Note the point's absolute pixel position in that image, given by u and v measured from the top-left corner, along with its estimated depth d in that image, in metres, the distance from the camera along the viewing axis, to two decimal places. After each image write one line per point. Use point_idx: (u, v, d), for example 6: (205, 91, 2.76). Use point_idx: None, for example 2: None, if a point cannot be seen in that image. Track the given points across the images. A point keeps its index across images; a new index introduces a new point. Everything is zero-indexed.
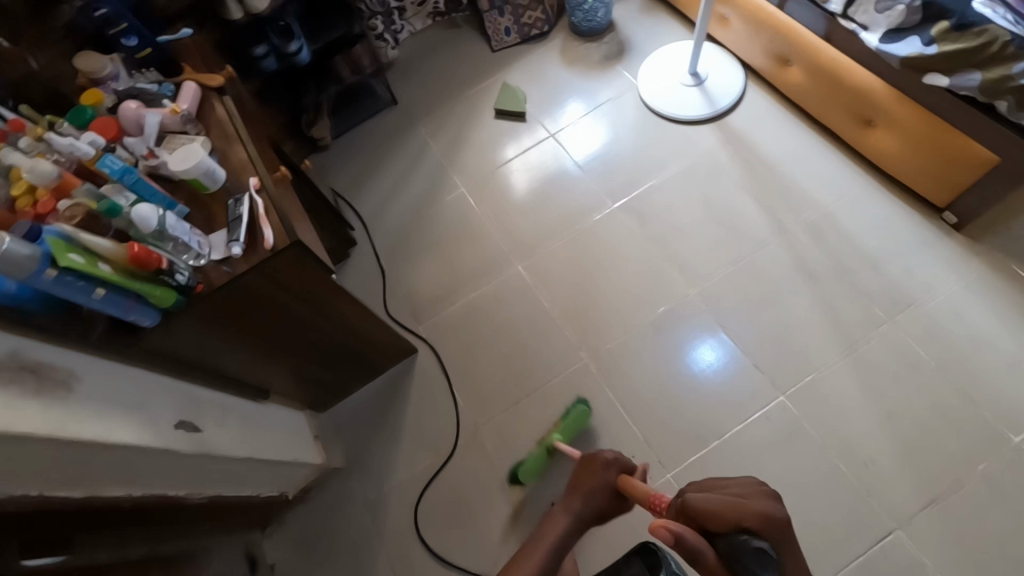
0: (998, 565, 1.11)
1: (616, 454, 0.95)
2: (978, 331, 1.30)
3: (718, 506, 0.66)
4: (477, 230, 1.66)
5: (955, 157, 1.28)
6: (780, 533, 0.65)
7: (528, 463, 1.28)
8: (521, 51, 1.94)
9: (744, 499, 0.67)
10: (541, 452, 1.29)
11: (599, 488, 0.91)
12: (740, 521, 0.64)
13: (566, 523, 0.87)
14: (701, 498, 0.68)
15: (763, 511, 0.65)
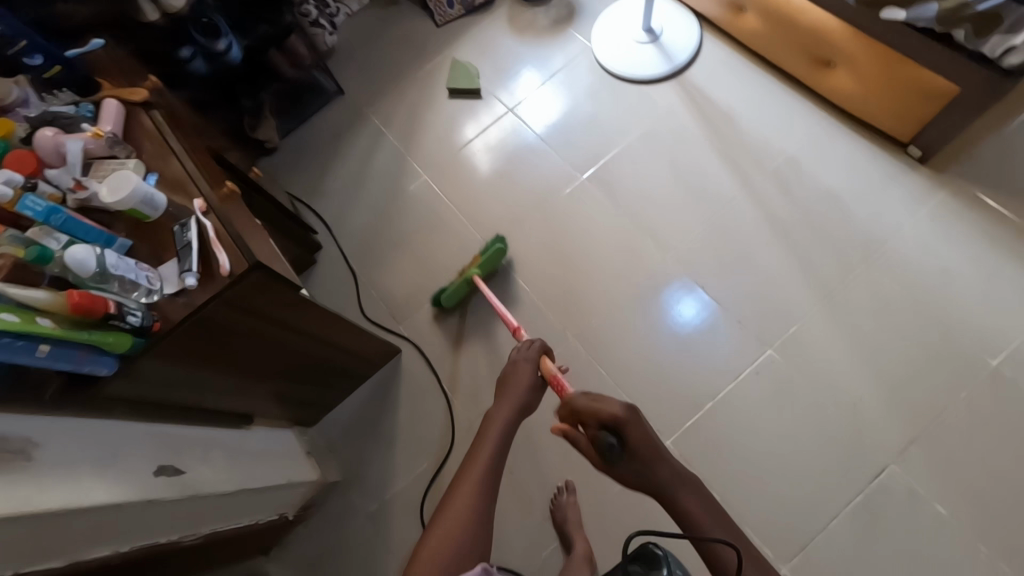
0: (985, 485, 1.16)
1: (529, 342, 1.04)
2: (949, 262, 1.33)
3: (585, 406, 0.81)
4: (445, 218, 1.61)
5: (915, 90, 1.27)
6: (631, 427, 0.77)
7: (449, 289, 1.43)
8: (466, 24, 1.84)
9: (600, 402, 0.80)
10: (462, 283, 1.43)
11: (524, 374, 0.99)
12: (596, 418, 0.79)
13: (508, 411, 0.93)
14: (577, 399, 0.82)
15: (612, 413, 0.78)
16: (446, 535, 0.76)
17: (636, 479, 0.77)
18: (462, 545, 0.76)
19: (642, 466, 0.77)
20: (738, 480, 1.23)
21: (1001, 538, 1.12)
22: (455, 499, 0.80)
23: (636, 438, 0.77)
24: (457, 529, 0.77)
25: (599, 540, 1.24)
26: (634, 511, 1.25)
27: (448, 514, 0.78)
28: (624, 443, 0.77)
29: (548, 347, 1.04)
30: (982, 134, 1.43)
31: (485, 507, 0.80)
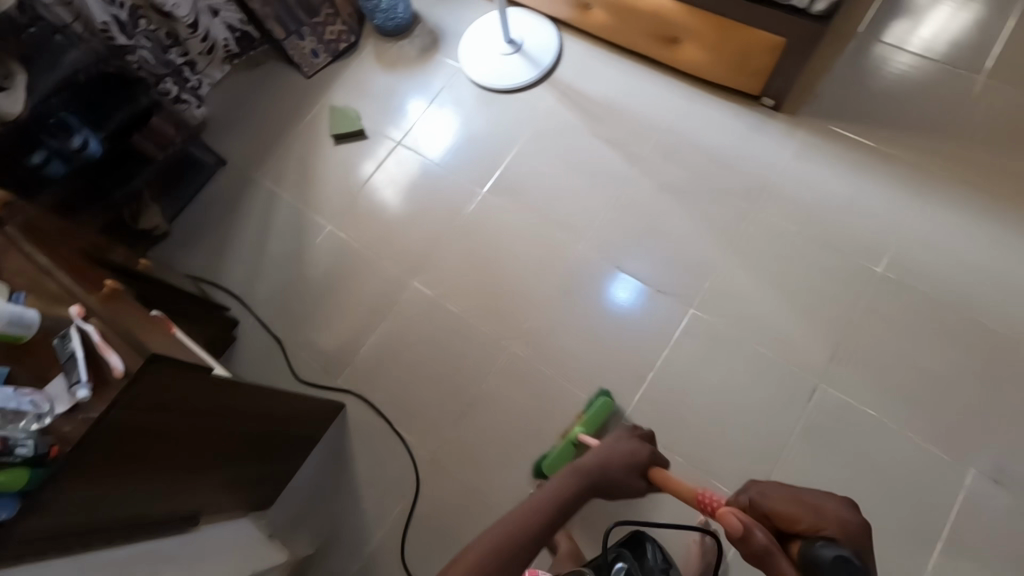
0: (902, 381, 1.27)
1: (638, 428, 1.13)
2: (822, 192, 1.46)
3: (798, 512, 0.73)
4: (360, 263, 1.59)
5: (752, 47, 1.40)
6: (855, 543, 0.69)
7: (553, 455, 1.26)
8: (337, 71, 1.85)
9: (821, 507, 0.73)
10: (567, 446, 1.27)
11: (636, 454, 1.04)
12: (816, 526, 0.71)
13: (600, 465, 0.98)
14: (769, 496, 0.78)
15: (834, 521, 0.71)
16: (479, 554, 0.81)
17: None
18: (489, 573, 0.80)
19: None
20: (694, 438, 1.28)
21: (926, 421, 1.23)
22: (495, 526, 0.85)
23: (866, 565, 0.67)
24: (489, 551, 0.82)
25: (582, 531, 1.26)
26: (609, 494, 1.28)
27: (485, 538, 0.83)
28: (861, 562, 0.64)
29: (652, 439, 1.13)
30: (818, 75, 1.60)
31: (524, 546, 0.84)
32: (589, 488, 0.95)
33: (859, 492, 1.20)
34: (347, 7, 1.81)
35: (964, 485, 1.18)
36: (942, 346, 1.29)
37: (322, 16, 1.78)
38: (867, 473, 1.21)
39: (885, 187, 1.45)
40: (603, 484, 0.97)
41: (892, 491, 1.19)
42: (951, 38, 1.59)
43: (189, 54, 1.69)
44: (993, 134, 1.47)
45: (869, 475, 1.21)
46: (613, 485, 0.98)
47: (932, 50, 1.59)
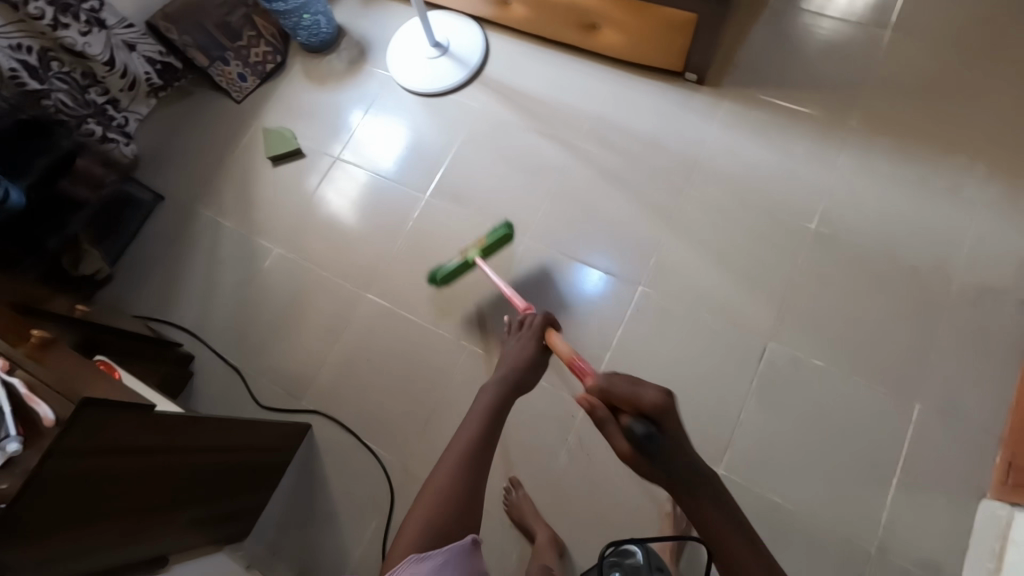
0: (845, 330, 1.32)
1: (534, 318, 1.09)
2: (751, 159, 1.51)
3: (627, 393, 0.78)
4: (311, 282, 1.58)
5: (664, 27, 1.44)
6: (670, 419, 0.74)
7: (449, 268, 1.39)
8: (268, 92, 1.83)
9: (643, 388, 0.77)
10: (463, 263, 1.39)
11: (526, 347, 1.04)
12: (639, 407, 0.75)
13: (502, 375, 0.97)
14: (612, 377, 0.81)
15: (651, 401, 0.75)
16: (424, 512, 0.80)
17: (667, 476, 0.73)
18: (446, 519, 0.80)
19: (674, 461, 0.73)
20: None
21: (871, 365, 1.29)
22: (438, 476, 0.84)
23: (674, 435, 0.74)
24: (437, 494, 0.82)
25: (559, 517, 1.27)
26: (579, 477, 1.30)
27: (428, 494, 0.82)
28: (662, 432, 0.73)
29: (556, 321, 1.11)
30: (736, 46, 1.65)
31: (470, 480, 0.83)
32: (504, 401, 0.93)
33: (814, 441, 1.25)
34: (269, 26, 1.80)
35: (911, 421, 1.24)
36: (879, 292, 1.34)
37: (244, 38, 1.78)
38: (822, 423, 1.26)
39: (810, 146, 1.50)
40: (513, 388, 0.96)
41: (845, 436, 1.24)
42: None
43: (109, 92, 1.65)
44: (905, 84, 1.54)
45: (822, 423, 1.26)
46: (522, 382, 0.98)
47: (852, 14, 1.64)
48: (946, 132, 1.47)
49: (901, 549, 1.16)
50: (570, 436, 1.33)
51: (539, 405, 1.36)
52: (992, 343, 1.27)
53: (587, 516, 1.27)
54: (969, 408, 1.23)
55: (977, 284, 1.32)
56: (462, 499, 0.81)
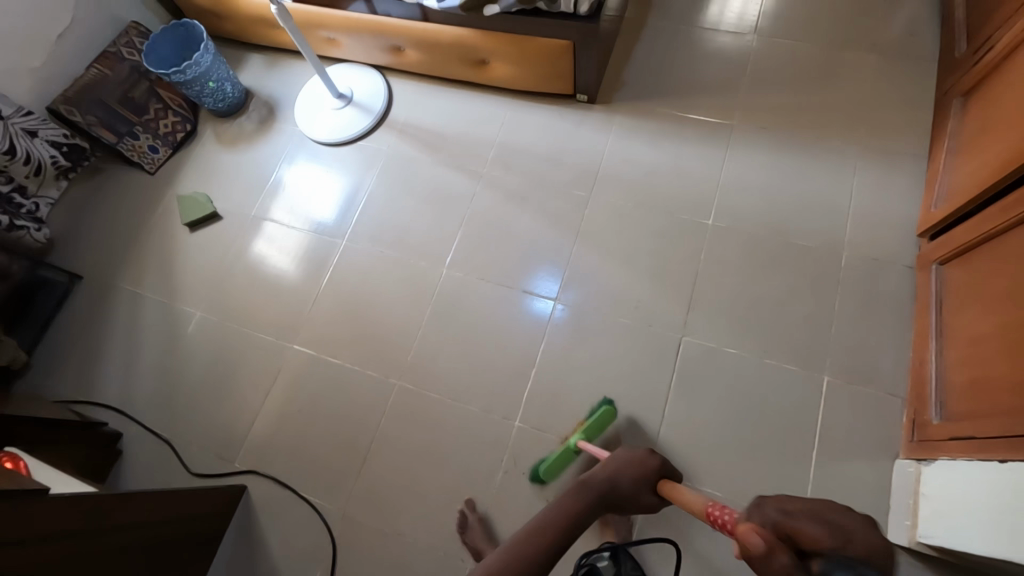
0: (752, 314, 1.38)
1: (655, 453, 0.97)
2: (648, 166, 1.59)
3: (820, 536, 0.71)
4: (238, 340, 1.57)
5: (544, 55, 1.52)
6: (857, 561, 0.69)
7: (553, 459, 1.25)
8: (182, 161, 1.86)
9: (834, 527, 0.73)
10: (566, 452, 1.25)
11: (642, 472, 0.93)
12: (836, 549, 0.70)
13: (604, 476, 0.90)
14: (787, 514, 0.75)
15: (857, 548, 0.71)
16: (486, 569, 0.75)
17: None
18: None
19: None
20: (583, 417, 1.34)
21: (779, 346, 1.34)
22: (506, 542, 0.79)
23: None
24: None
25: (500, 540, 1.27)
26: (517, 497, 1.30)
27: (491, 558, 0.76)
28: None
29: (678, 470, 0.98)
30: (623, 63, 1.75)
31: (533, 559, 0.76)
32: (593, 499, 0.87)
33: (735, 427, 1.28)
34: (174, 98, 1.84)
35: (821, 394, 1.29)
36: (779, 275, 1.41)
37: (151, 112, 1.80)
38: (739, 406, 1.30)
39: (702, 146, 1.59)
40: (612, 496, 0.89)
41: (762, 416, 1.29)
42: (734, 9, 1.79)
43: (15, 180, 1.61)
44: (786, 81, 1.65)
45: (741, 409, 1.30)
46: (617, 492, 0.89)
47: (739, 25, 1.76)
48: (824, 119, 1.57)
49: None
50: (505, 456, 1.34)
51: (472, 429, 1.38)
52: (885, 308, 1.34)
53: None
54: (873, 373, 1.29)
55: (865, 256, 1.40)
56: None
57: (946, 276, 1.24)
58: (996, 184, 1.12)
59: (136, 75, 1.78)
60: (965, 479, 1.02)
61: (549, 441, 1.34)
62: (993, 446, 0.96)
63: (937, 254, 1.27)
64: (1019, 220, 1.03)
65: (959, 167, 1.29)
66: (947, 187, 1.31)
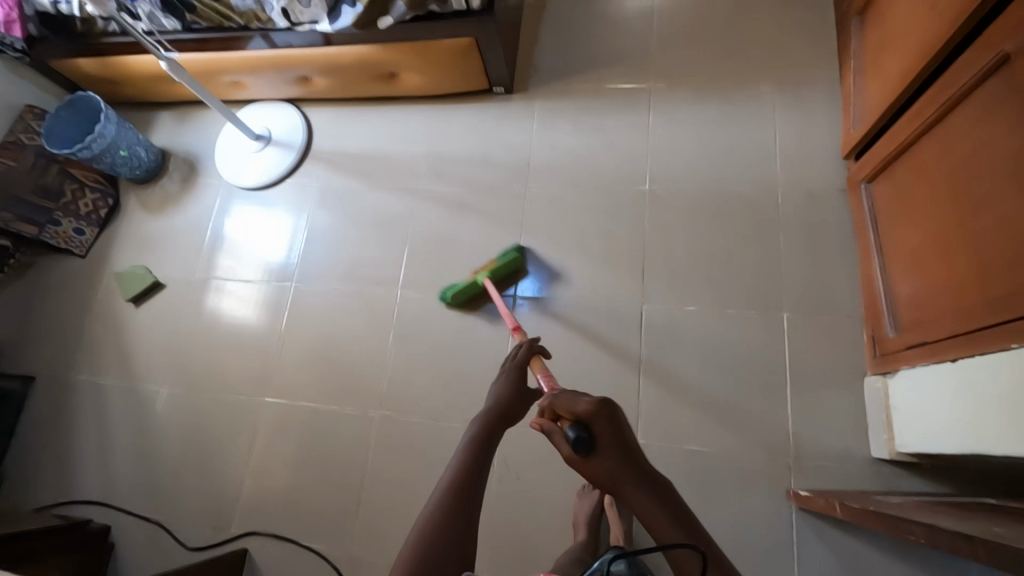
0: (705, 270, 1.40)
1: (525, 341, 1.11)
2: (578, 145, 1.59)
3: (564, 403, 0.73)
4: (209, 406, 1.54)
5: (452, 56, 1.51)
6: (603, 420, 0.70)
7: (460, 285, 1.45)
8: (112, 238, 1.80)
9: (578, 399, 0.72)
10: (473, 283, 1.44)
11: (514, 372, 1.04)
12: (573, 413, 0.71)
13: (496, 399, 0.95)
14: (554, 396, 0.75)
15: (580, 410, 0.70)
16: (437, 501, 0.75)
17: (607, 476, 0.68)
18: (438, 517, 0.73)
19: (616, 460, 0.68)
20: None
21: (737, 296, 1.36)
22: (427, 508, 0.74)
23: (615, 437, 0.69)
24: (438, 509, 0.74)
25: (508, 545, 1.28)
26: (515, 498, 1.31)
27: (418, 536, 0.71)
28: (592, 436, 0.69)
29: (546, 349, 1.11)
30: (534, 48, 1.74)
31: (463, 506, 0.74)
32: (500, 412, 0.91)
33: (710, 382, 1.31)
34: (89, 174, 1.76)
35: (785, 331, 1.32)
36: (725, 226, 1.43)
37: (68, 194, 1.72)
38: (710, 362, 1.32)
39: (627, 114, 1.60)
40: (505, 414, 0.91)
41: (733, 367, 1.31)
42: None
43: None
44: (698, 33, 1.66)
45: (714, 362, 1.32)
46: (511, 410, 0.93)
47: None
48: (739, 64, 1.59)
49: (815, 451, 1.23)
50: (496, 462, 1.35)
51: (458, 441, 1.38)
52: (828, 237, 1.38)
53: (538, 535, 1.28)
54: (829, 302, 1.32)
55: (801, 190, 1.43)
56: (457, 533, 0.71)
57: (875, 193, 1.28)
58: (902, 94, 1.15)
59: (43, 160, 1.69)
60: (926, 385, 1.05)
61: (536, 435, 1.35)
62: (944, 348, 0.99)
63: (864, 174, 1.31)
64: (931, 124, 1.06)
65: (868, 87, 1.32)
66: (861, 106, 1.34)
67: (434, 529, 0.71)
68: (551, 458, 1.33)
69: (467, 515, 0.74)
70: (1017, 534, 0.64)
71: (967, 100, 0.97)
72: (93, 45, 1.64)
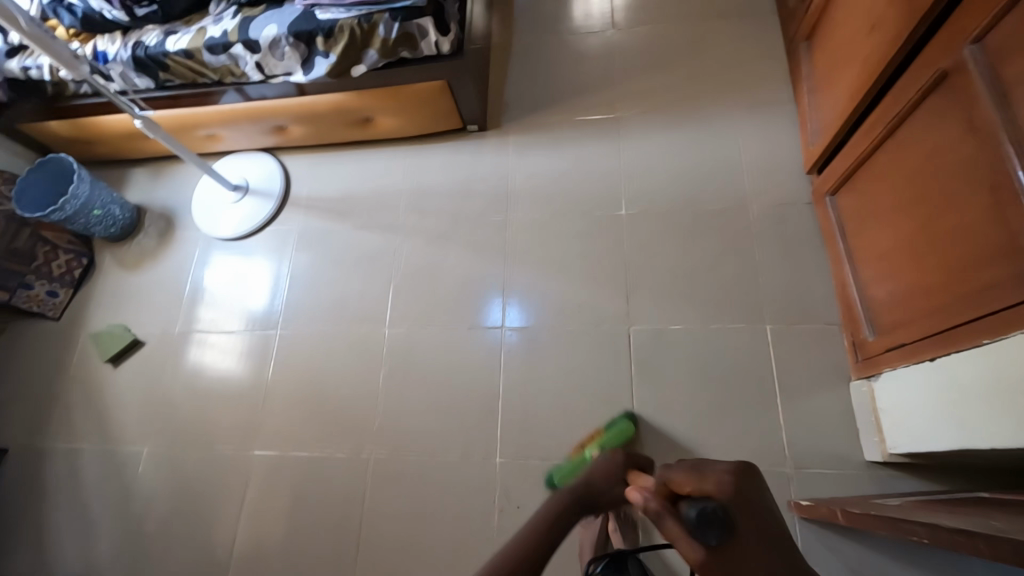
0: (687, 288, 1.43)
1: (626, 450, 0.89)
2: (554, 175, 1.63)
3: (687, 478, 0.59)
4: (196, 463, 1.49)
5: (425, 98, 1.55)
6: (743, 500, 0.56)
7: (566, 466, 1.28)
8: (88, 297, 1.76)
9: (709, 468, 0.59)
10: (580, 460, 1.26)
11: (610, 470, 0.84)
12: (702, 490, 0.57)
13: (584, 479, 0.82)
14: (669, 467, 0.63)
15: (715, 486, 0.57)
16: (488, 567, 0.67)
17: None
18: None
19: (749, 566, 0.52)
20: (558, 434, 1.35)
21: (720, 311, 1.39)
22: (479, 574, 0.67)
23: (751, 532, 0.53)
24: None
25: None
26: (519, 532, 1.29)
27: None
28: (729, 516, 0.54)
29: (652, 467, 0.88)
30: (504, 85, 1.80)
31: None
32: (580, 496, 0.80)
33: (703, 397, 1.32)
34: (62, 235, 1.72)
35: (769, 341, 1.35)
36: (702, 244, 1.47)
37: (40, 256, 1.67)
38: (700, 378, 1.34)
39: (598, 143, 1.65)
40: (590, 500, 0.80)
41: (723, 381, 1.33)
42: (596, 10, 1.88)
43: None
44: (658, 63, 1.74)
45: (705, 379, 1.34)
46: (595, 495, 0.80)
47: (604, 22, 1.85)
48: (700, 90, 1.67)
49: (810, 459, 1.24)
50: (497, 496, 1.32)
51: (456, 478, 1.35)
52: (800, 248, 1.43)
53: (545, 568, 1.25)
54: (809, 310, 1.36)
55: (770, 205, 1.49)
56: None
57: (839, 204, 1.34)
58: (854, 111, 1.22)
59: (14, 224, 1.61)
60: (909, 385, 1.08)
61: (536, 465, 1.33)
62: (921, 348, 1.03)
63: (828, 187, 1.37)
64: (886, 137, 1.13)
65: (822, 105, 1.40)
66: (818, 124, 1.42)
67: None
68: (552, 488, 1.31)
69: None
70: (1012, 525, 0.66)
71: (915, 113, 1.04)
72: (64, 107, 1.64)
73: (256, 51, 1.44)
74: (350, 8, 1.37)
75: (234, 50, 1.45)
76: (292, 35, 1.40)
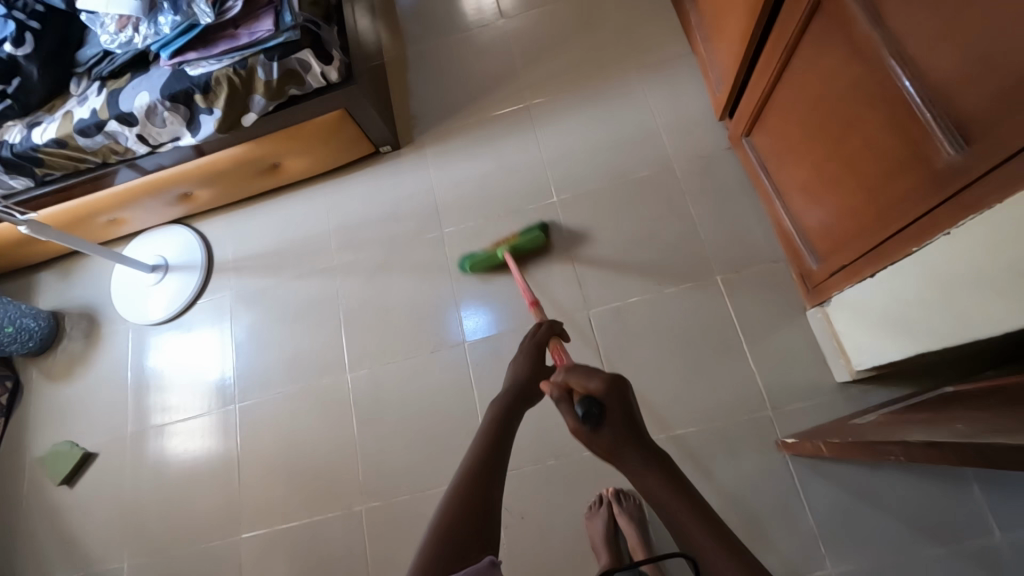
0: (634, 259, 1.43)
1: (538, 327, 1.02)
2: (478, 177, 1.60)
3: (584, 379, 0.67)
4: (183, 564, 1.40)
5: (328, 131, 1.48)
6: (615, 396, 0.66)
7: (480, 258, 1.44)
8: (23, 422, 1.63)
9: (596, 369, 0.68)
10: (495, 255, 1.44)
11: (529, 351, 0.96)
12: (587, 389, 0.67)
13: (513, 377, 0.91)
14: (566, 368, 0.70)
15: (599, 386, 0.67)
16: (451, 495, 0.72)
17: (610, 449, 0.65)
18: (456, 517, 0.69)
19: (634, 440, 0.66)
20: (543, 433, 1.33)
21: (670, 273, 1.40)
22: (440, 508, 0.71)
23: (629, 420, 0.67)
24: (456, 497, 0.71)
25: None
26: (529, 543, 1.27)
27: (442, 506, 0.71)
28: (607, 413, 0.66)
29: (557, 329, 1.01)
30: (408, 99, 1.75)
31: (479, 500, 0.71)
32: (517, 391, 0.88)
33: (673, 362, 1.33)
34: None
35: (722, 292, 1.36)
36: (638, 212, 1.47)
37: None
38: (666, 344, 1.35)
39: (514, 135, 1.63)
40: (522, 394, 0.88)
41: (689, 342, 1.34)
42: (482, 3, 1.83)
43: None
44: (555, 43, 1.72)
45: (669, 343, 1.34)
46: (531, 390, 0.89)
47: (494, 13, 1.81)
48: (601, 61, 1.66)
49: (788, 396, 1.26)
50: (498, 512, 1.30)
51: None
52: (730, 195, 1.45)
53: (562, 570, 1.24)
54: (753, 253, 1.38)
55: (693, 159, 1.50)
56: (478, 521, 0.69)
57: (756, 143, 1.37)
58: (746, 52, 1.24)
59: None
60: (858, 304, 1.11)
61: (529, 471, 1.32)
62: (860, 267, 1.06)
63: (742, 129, 1.39)
64: (781, 70, 1.14)
65: (717, 52, 1.41)
66: (718, 71, 1.43)
67: (456, 515, 0.69)
68: (550, 490, 1.30)
69: (484, 494, 0.71)
70: (975, 426, 0.68)
71: (801, 43, 1.05)
72: None
73: (132, 124, 1.34)
74: (221, 58, 1.28)
75: (108, 127, 1.34)
76: (167, 99, 1.31)
